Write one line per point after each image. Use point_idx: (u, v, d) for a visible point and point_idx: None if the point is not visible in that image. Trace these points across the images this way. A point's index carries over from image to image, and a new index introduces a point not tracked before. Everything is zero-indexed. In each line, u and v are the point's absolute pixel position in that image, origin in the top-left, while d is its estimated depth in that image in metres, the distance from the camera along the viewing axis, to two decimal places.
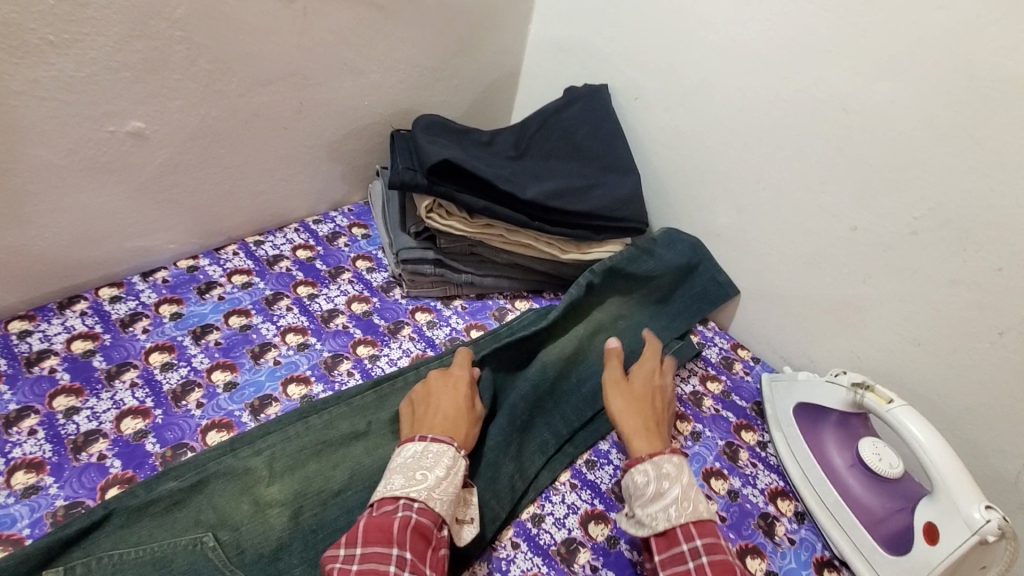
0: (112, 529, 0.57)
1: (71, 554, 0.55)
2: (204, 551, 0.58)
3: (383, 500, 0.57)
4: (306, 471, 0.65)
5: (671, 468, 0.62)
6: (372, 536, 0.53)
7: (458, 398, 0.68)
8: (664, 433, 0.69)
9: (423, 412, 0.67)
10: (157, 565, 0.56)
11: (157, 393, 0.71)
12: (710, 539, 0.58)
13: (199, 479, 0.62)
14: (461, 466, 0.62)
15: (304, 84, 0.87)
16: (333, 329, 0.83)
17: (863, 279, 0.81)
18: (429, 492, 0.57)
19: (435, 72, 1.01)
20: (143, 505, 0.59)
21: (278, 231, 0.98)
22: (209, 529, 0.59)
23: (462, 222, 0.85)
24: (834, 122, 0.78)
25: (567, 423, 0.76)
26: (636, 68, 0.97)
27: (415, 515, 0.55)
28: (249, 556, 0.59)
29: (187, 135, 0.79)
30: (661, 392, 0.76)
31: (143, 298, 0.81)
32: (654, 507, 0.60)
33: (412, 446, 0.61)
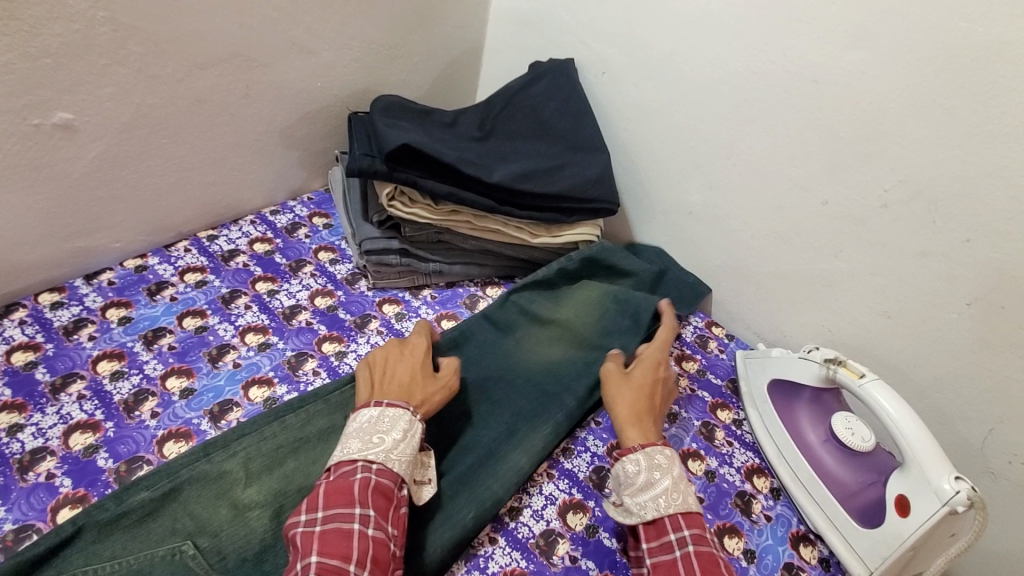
0: (83, 546, 0.54)
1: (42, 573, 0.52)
2: (184, 560, 0.55)
3: (340, 464, 0.56)
4: (286, 468, 0.63)
5: (663, 459, 0.61)
6: (333, 499, 0.53)
7: (418, 363, 0.67)
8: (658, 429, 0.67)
9: (380, 377, 0.65)
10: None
11: (108, 404, 0.67)
12: (696, 530, 0.58)
13: (174, 486, 0.59)
14: (419, 428, 0.61)
15: (249, 67, 0.81)
16: (296, 326, 0.79)
17: (835, 253, 0.80)
18: (386, 455, 0.57)
19: (392, 49, 0.96)
20: (114, 519, 0.56)
21: (233, 225, 0.92)
22: (186, 537, 0.56)
23: (425, 209, 0.82)
24: (806, 94, 0.76)
25: (579, 403, 0.74)
26: (602, 40, 0.93)
27: (374, 477, 0.55)
28: (231, 561, 0.56)
29: (122, 125, 0.73)
30: (664, 383, 0.73)
31: (87, 303, 0.76)
32: (644, 496, 0.59)
33: (368, 411, 0.59)
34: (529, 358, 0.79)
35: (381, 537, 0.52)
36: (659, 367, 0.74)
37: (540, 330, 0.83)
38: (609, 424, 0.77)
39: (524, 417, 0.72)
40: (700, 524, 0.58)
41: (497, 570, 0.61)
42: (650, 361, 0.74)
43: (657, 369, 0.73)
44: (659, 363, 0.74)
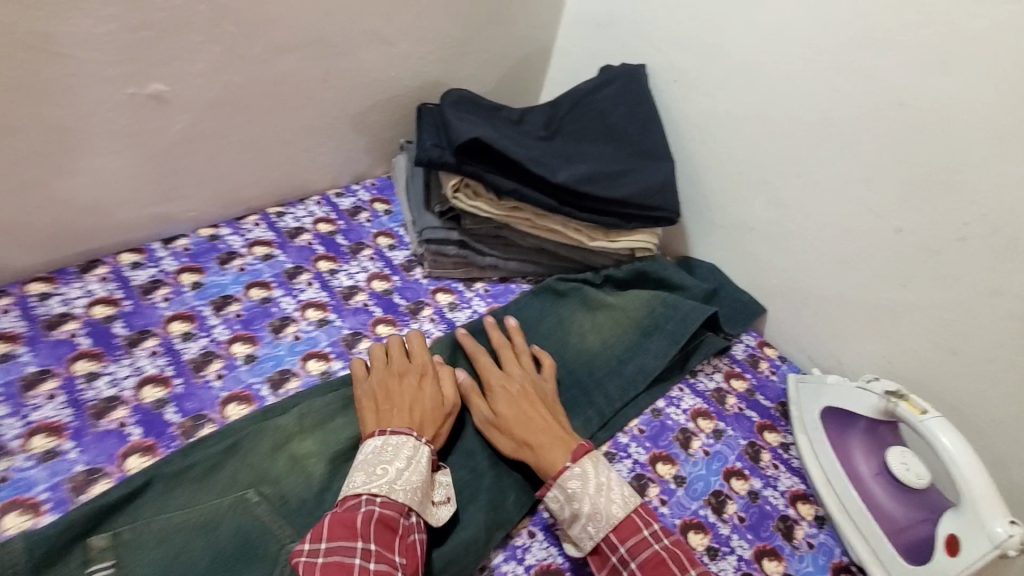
0: (154, 496, 0.57)
1: (116, 520, 0.55)
2: (249, 507, 0.58)
3: (344, 498, 0.55)
4: (338, 422, 0.66)
5: (576, 486, 0.60)
6: (336, 531, 0.52)
7: (427, 392, 0.66)
8: (562, 433, 0.66)
9: (385, 404, 0.64)
10: (204, 527, 0.56)
11: (178, 362, 0.70)
12: (631, 542, 0.58)
13: (234, 441, 0.62)
14: (425, 453, 0.60)
15: (330, 52, 0.84)
16: (353, 306, 0.82)
17: (901, 283, 0.78)
18: (391, 485, 0.56)
19: (466, 44, 0.97)
20: (181, 471, 0.59)
21: (300, 203, 0.96)
22: (249, 486, 0.59)
23: (488, 203, 0.83)
24: (886, 115, 0.75)
25: (612, 404, 0.76)
26: (676, 48, 0.92)
27: (378, 508, 0.54)
28: (293, 504, 0.59)
29: (209, 100, 0.77)
30: (529, 390, 0.70)
31: (163, 266, 0.80)
32: (577, 528, 0.59)
33: (372, 441, 0.59)
34: (573, 351, 0.81)
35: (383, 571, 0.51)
36: (513, 384, 0.70)
37: (589, 325, 0.84)
38: (652, 432, 0.76)
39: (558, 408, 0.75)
40: (633, 529, 0.58)
41: (534, 563, 0.62)
42: (500, 388, 0.70)
43: (511, 387, 0.70)
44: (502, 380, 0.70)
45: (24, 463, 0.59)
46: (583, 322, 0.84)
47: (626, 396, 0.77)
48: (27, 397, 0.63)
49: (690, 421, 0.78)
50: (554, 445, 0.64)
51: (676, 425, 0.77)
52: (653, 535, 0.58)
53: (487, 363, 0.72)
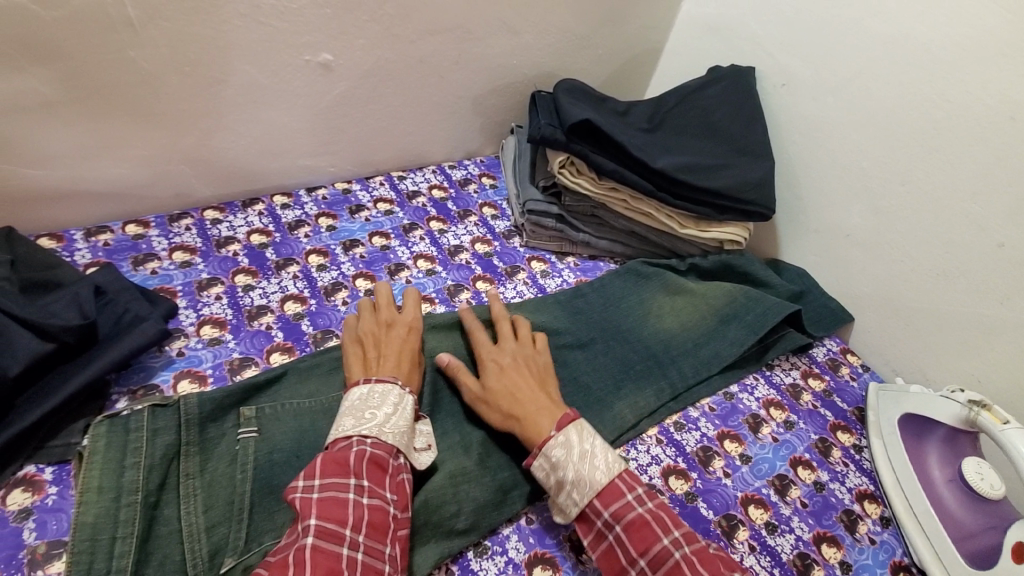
0: (288, 385, 0.70)
1: (260, 397, 0.67)
2: None
3: (335, 441, 0.57)
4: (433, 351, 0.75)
5: (559, 454, 0.60)
6: (329, 469, 0.54)
7: (409, 343, 0.70)
8: (547, 405, 0.65)
9: (369, 359, 0.67)
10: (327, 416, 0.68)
11: (313, 286, 0.83)
12: (615, 505, 0.57)
13: None
14: (410, 401, 0.63)
15: (465, 38, 0.95)
16: (457, 262, 0.92)
17: (1002, 298, 0.77)
18: (380, 428, 0.59)
19: (583, 39, 1.05)
20: (310, 368, 0.72)
21: (418, 171, 1.08)
22: None
23: (589, 181, 0.89)
24: (1002, 129, 0.75)
25: (685, 380, 0.80)
26: (789, 53, 0.95)
27: (369, 448, 0.56)
28: None
29: (362, 71, 0.91)
30: (521, 363, 0.71)
31: (306, 209, 0.95)
32: (562, 496, 0.60)
33: (358, 389, 0.61)
34: (649, 328, 0.86)
35: (377, 504, 0.54)
36: (500, 360, 0.70)
37: (670, 305, 0.89)
38: (722, 412, 0.79)
39: (633, 375, 0.80)
40: (617, 493, 0.58)
41: None
42: (490, 363, 0.70)
43: (502, 361, 0.70)
44: (491, 356, 0.71)
45: (196, 344, 0.73)
46: (662, 304, 0.89)
47: (699, 375, 0.81)
48: (200, 296, 0.78)
49: (761, 409, 0.81)
50: (541, 414, 0.64)
51: (746, 409, 0.80)
52: (637, 497, 0.58)
53: (478, 338, 0.73)
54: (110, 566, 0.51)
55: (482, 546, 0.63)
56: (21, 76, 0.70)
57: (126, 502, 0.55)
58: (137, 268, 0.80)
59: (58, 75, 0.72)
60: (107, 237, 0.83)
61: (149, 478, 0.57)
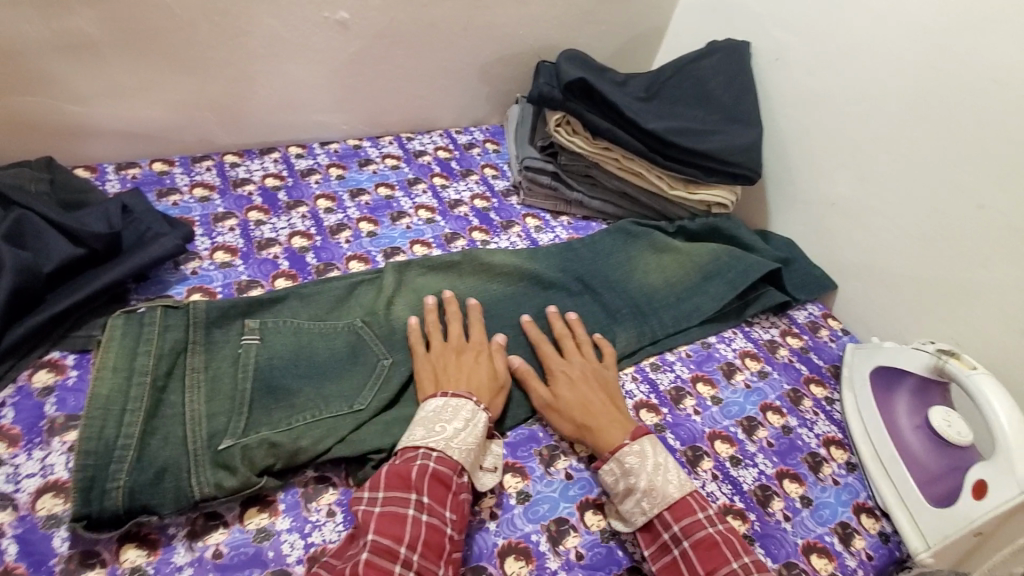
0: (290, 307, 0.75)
1: (264, 313, 0.72)
2: (358, 328, 0.73)
3: (404, 449, 0.59)
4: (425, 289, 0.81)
5: (634, 461, 0.62)
6: (392, 482, 0.56)
7: (483, 369, 0.69)
8: (620, 418, 0.68)
9: (443, 372, 0.68)
10: (325, 336, 0.72)
11: (319, 225, 0.89)
12: (687, 521, 0.59)
13: (353, 285, 0.79)
14: (482, 418, 0.63)
15: (475, 5, 1.01)
16: (456, 214, 0.97)
17: (980, 261, 0.80)
18: (447, 443, 0.59)
19: (588, 13, 1.11)
20: (310, 294, 0.76)
21: (426, 134, 1.14)
22: (359, 317, 0.75)
23: (583, 140, 0.94)
24: (987, 92, 0.78)
25: (665, 328, 0.84)
26: (783, 28, 0.99)
27: (432, 464, 0.57)
28: (390, 334, 0.74)
29: (377, 32, 0.97)
30: (589, 374, 0.73)
31: (318, 160, 1.01)
32: (629, 503, 0.61)
33: (433, 401, 0.63)
34: (635, 280, 0.90)
35: (435, 523, 0.55)
36: (571, 371, 0.72)
37: (656, 260, 0.93)
38: (698, 358, 0.83)
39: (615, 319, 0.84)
40: (687, 509, 0.60)
41: None
42: (560, 372, 0.72)
43: (571, 372, 0.73)
44: (564, 366, 0.73)
45: (209, 265, 0.79)
46: (649, 261, 0.92)
47: (679, 324, 0.85)
48: (215, 226, 0.85)
49: (737, 358, 0.84)
50: (612, 425, 0.66)
51: (722, 357, 0.84)
52: (708, 518, 0.59)
53: (548, 349, 0.75)
54: (119, 431, 0.57)
55: None
56: (67, 15, 0.78)
57: (138, 381, 0.61)
58: (160, 199, 0.87)
59: (105, 16, 0.80)
60: (135, 171, 0.90)
61: (159, 364, 0.63)
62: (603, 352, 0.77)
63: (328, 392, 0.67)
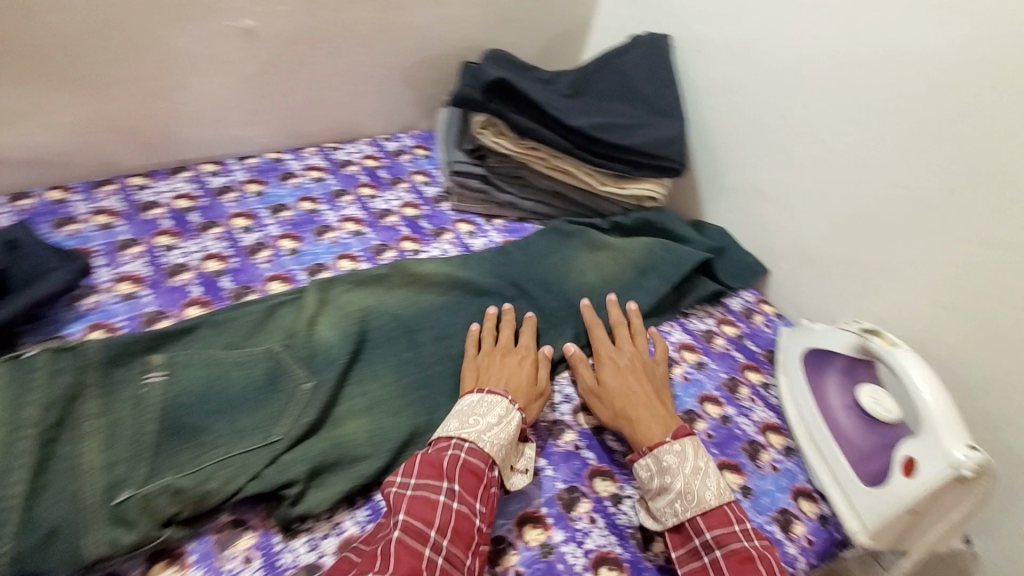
0: (202, 336, 0.70)
1: (172, 346, 0.67)
2: (275, 353, 0.69)
3: (438, 438, 0.62)
4: (350, 304, 0.77)
5: (672, 459, 0.64)
6: (425, 470, 0.58)
7: (525, 372, 0.72)
8: (665, 414, 0.70)
9: (487, 370, 0.72)
10: (239, 364, 0.67)
11: (236, 246, 0.84)
12: (719, 529, 0.60)
13: (271, 307, 0.74)
14: (515, 417, 0.65)
15: (390, 7, 0.97)
16: (385, 224, 0.94)
17: (897, 238, 0.82)
18: (479, 435, 0.62)
19: (509, 12, 1.09)
20: (223, 321, 0.71)
21: (352, 142, 1.10)
22: (278, 340, 0.71)
23: (510, 141, 0.93)
24: (887, 72, 0.79)
25: (600, 327, 0.84)
26: (700, 19, 0.99)
27: (464, 455, 0.60)
28: (312, 357, 0.70)
29: (287, 39, 0.93)
30: (637, 367, 0.75)
31: (235, 176, 0.96)
32: (662, 502, 0.63)
33: (469, 397, 0.66)
34: (570, 279, 0.88)
35: (464, 512, 0.57)
36: (621, 363, 0.75)
37: (591, 257, 0.92)
38: None
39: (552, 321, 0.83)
40: (723, 517, 0.61)
41: None
42: (609, 361, 0.76)
43: (619, 362, 0.76)
44: (616, 358, 0.76)
45: (111, 299, 0.74)
46: (584, 259, 0.91)
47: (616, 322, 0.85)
48: (120, 255, 0.79)
49: (675, 351, 0.84)
50: (653, 421, 0.68)
51: None
52: (743, 531, 0.60)
53: (600, 339, 0.79)
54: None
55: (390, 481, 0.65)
56: None
57: (21, 436, 0.55)
58: (58, 229, 0.80)
59: None
60: (27, 202, 0.83)
61: (48, 413, 0.57)
62: (659, 348, 0.80)
63: (242, 426, 0.63)
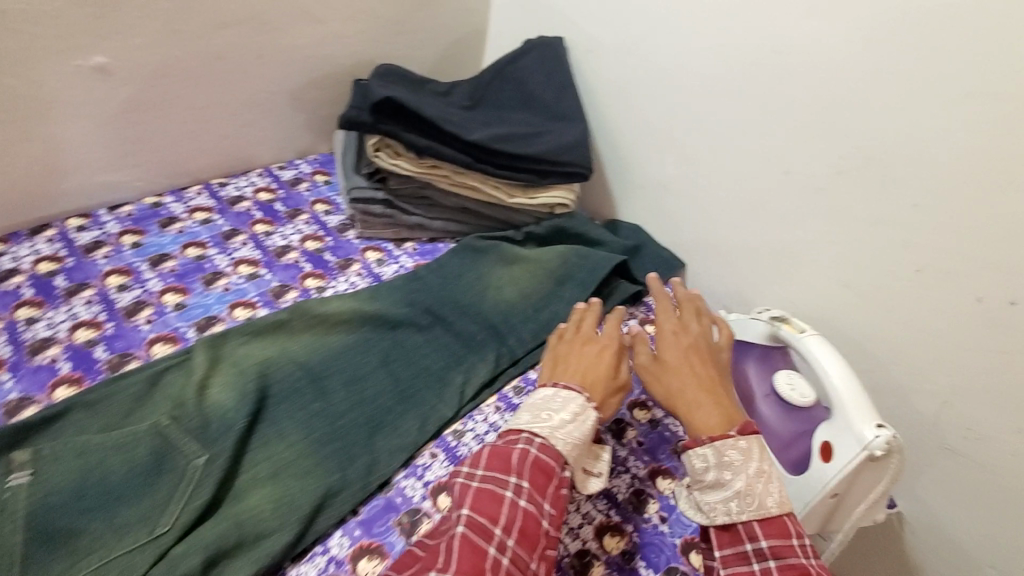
0: (76, 420, 0.63)
1: (38, 438, 0.60)
2: (161, 428, 0.62)
3: (508, 431, 0.60)
4: (247, 361, 0.70)
5: (735, 456, 0.59)
6: (492, 462, 0.57)
7: (604, 360, 0.67)
8: (725, 405, 0.64)
9: (560, 362, 0.68)
10: (120, 448, 0.60)
11: (111, 308, 0.76)
12: (777, 539, 0.56)
13: (156, 376, 0.67)
14: (591, 416, 0.62)
15: (263, 29, 0.90)
16: (284, 263, 0.87)
17: (796, 222, 0.83)
18: (551, 432, 0.59)
19: (396, 24, 1.04)
20: (100, 399, 0.64)
21: (243, 175, 1.02)
22: (165, 412, 0.64)
23: (409, 161, 0.89)
24: (766, 63, 0.80)
25: (524, 345, 0.81)
26: (589, 19, 0.98)
27: (534, 450, 0.57)
28: (204, 426, 0.63)
29: (149, 73, 0.84)
30: (702, 348, 0.69)
31: (107, 229, 0.86)
32: (713, 498, 0.59)
33: (543, 390, 0.64)
34: (487, 298, 0.85)
35: (531, 511, 0.55)
36: (687, 342, 0.69)
37: (507, 272, 0.89)
38: None
39: (472, 346, 0.79)
40: (782, 528, 0.57)
41: (433, 479, 0.66)
42: (671, 338, 0.70)
43: (683, 340, 0.70)
44: (681, 337, 0.70)
45: None
46: (501, 275, 0.88)
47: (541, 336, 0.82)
48: None
49: None
50: (715, 411, 0.63)
51: None
52: (802, 548, 0.56)
53: (662, 314, 0.73)
54: None
55: (302, 553, 0.59)
56: None
57: None
58: None
59: None
60: None
61: None
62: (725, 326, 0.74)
63: (123, 520, 0.56)
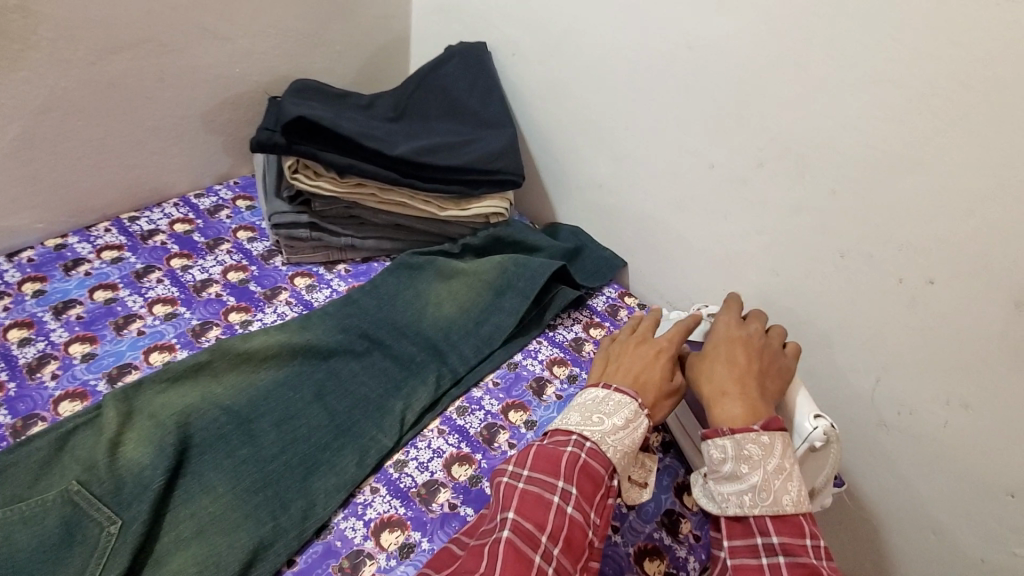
0: None
1: None
2: (70, 496, 0.57)
3: (555, 432, 0.61)
4: (167, 410, 0.65)
5: (755, 450, 0.59)
6: (540, 463, 0.57)
7: (656, 363, 0.68)
8: (759, 404, 0.63)
9: (616, 363, 0.70)
10: (24, 523, 0.55)
11: (11, 366, 0.69)
12: (789, 537, 0.56)
13: (62, 438, 0.61)
14: (641, 423, 0.62)
15: (163, 51, 0.85)
16: (204, 298, 0.82)
17: (726, 216, 0.84)
18: (603, 437, 0.60)
19: (311, 38, 1.00)
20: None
21: (157, 207, 0.95)
22: (74, 478, 0.59)
23: (330, 181, 0.84)
24: (682, 60, 0.80)
25: (466, 362, 0.79)
26: (509, 23, 0.96)
27: (585, 455, 0.58)
28: (119, 489, 0.58)
29: (38, 107, 0.77)
30: (753, 352, 0.69)
31: (5, 278, 0.79)
32: (728, 489, 0.59)
33: (594, 391, 0.65)
34: (425, 317, 0.83)
35: (579, 519, 0.55)
36: (737, 343, 0.69)
37: (445, 288, 0.86)
38: (506, 383, 0.79)
39: (411, 370, 0.76)
40: (796, 527, 0.56)
41: (375, 516, 0.63)
42: (721, 339, 0.70)
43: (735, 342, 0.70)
44: (734, 339, 0.70)
45: None
46: (439, 291, 0.86)
47: (484, 350, 0.80)
48: None
49: (545, 370, 0.82)
50: (748, 408, 0.63)
51: (530, 374, 0.81)
52: (813, 548, 0.55)
53: (720, 319, 0.73)
54: None
55: None
56: None
57: None
58: None
59: None
60: None
61: None
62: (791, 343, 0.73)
63: None
